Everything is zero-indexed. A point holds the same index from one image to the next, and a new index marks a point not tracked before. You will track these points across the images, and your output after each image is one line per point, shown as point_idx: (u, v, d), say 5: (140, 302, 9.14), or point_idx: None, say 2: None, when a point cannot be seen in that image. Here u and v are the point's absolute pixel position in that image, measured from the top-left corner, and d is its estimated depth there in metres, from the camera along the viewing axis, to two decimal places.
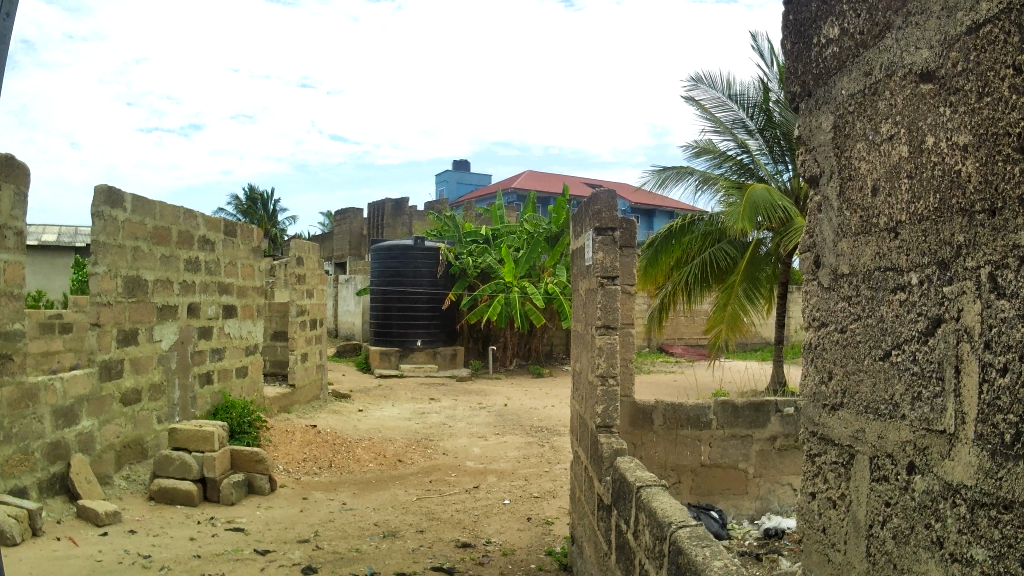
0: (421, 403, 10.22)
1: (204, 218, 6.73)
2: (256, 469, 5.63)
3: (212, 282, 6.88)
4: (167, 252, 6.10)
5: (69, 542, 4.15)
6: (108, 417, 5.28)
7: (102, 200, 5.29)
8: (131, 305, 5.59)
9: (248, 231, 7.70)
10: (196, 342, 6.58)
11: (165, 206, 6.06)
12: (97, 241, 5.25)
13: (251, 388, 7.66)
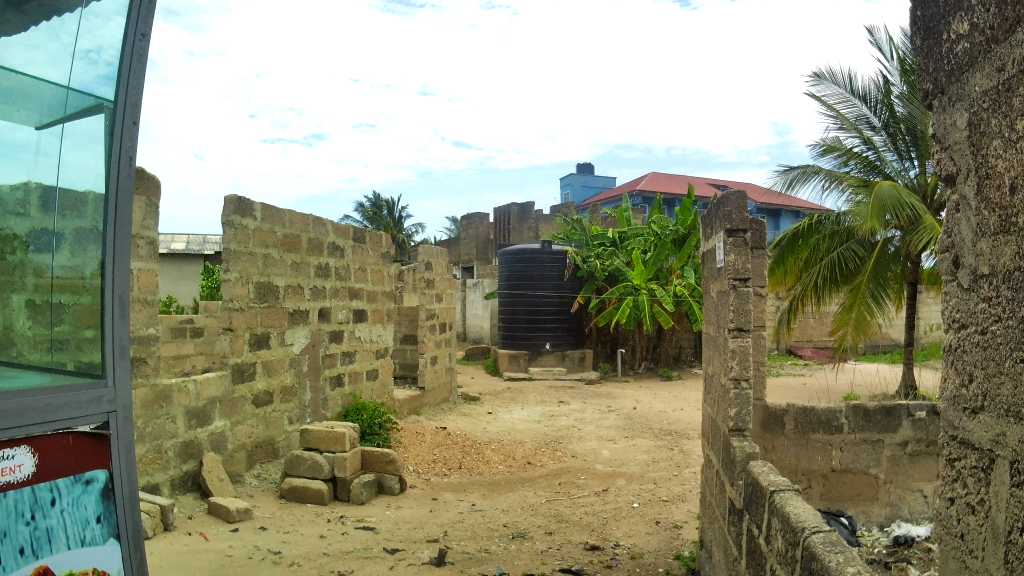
0: (551, 405, 10.25)
1: (334, 226, 6.92)
2: (387, 470, 5.75)
3: (342, 287, 7.07)
4: (297, 258, 6.30)
5: (200, 537, 4.33)
6: (240, 418, 5.48)
7: (232, 209, 5.48)
8: (263, 310, 5.79)
9: (377, 237, 7.88)
10: (327, 346, 6.77)
11: (295, 214, 6.25)
12: (228, 249, 5.45)
13: (382, 391, 7.83)
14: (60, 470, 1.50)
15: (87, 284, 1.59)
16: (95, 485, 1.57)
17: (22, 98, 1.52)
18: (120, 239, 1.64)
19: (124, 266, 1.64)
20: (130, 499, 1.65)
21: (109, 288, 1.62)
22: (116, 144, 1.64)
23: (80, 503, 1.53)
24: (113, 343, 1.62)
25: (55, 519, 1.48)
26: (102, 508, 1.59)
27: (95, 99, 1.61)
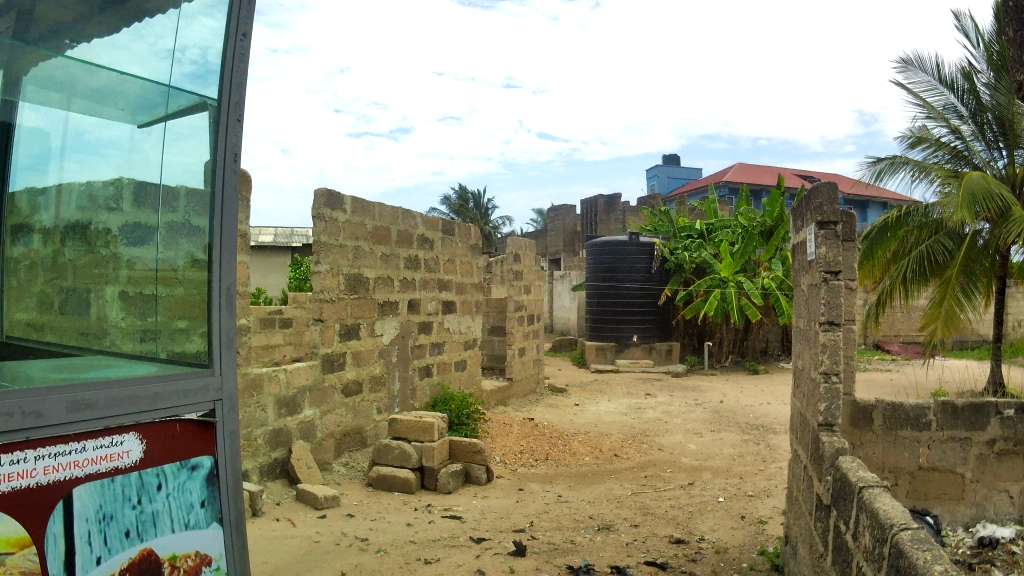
0: (637, 398, 10.22)
1: (423, 218, 7.00)
2: (474, 460, 5.81)
3: (432, 278, 7.15)
4: (387, 250, 6.40)
5: (288, 523, 4.46)
6: (330, 407, 5.61)
7: (323, 203, 5.58)
8: (353, 302, 5.91)
9: (466, 229, 7.94)
10: (416, 337, 6.86)
11: (385, 207, 6.34)
12: (319, 242, 5.57)
13: (470, 382, 7.90)
14: (168, 456, 1.77)
15: (181, 276, 1.89)
16: (200, 471, 1.84)
17: (114, 96, 1.88)
18: (227, 243, 1.94)
19: (230, 264, 1.95)
20: (233, 485, 1.91)
21: (215, 284, 1.92)
22: (221, 165, 1.93)
23: (184, 489, 1.80)
24: (220, 333, 1.92)
25: (161, 503, 1.74)
26: (206, 493, 1.85)
27: (201, 99, 1.92)
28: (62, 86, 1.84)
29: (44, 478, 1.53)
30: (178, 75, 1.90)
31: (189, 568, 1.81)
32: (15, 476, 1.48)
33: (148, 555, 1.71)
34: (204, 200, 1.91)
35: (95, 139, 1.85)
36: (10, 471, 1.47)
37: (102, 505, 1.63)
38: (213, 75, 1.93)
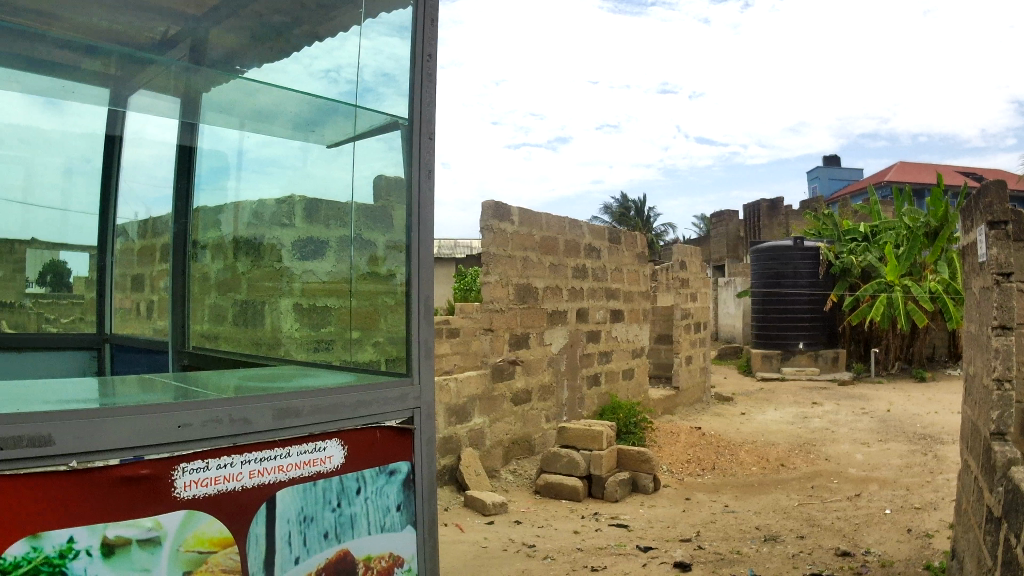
0: (803, 406, 10.00)
1: (590, 228, 7.06)
2: (642, 469, 5.83)
3: (600, 287, 7.20)
4: (555, 260, 6.47)
5: (456, 529, 4.60)
6: (500, 415, 5.75)
7: (491, 215, 5.70)
8: (523, 312, 6.02)
9: (632, 237, 7.96)
10: (585, 346, 6.94)
11: (552, 218, 6.43)
12: (488, 253, 5.70)
13: (638, 391, 7.92)
14: (367, 462, 1.89)
15: (352, 288, 2.02)
16: (397, 476, 1.95)
17: (277, 116, 2.05)
18: (423, 252, 2.04)
19: (426, 276, 2.04)
20: (429, 490, 2.03)
21: (413, 293, 2.03)
22: (412, 183, 2.04)
23: (382, 493, 1.92)
24: (418, 345, 2.03)
25: (360, 506, 1.87)
26: (403, 497, 1.97)
27: (390, 117, 2.04)
28: (226, 110, 2.04)
29: (250, 481, 1.66)
30: (334, 93, 2.02)
31: (383, 568, 1.93)
32: (219, 480, 1.61)
33: (343, 555, 1.84)
34: (395, 207, 2.04)
35: (256, 157, 2.11)
36: (216, 474, 1.61)
37: (303, 507, 1.75)
38: (369, 93, 2.04)
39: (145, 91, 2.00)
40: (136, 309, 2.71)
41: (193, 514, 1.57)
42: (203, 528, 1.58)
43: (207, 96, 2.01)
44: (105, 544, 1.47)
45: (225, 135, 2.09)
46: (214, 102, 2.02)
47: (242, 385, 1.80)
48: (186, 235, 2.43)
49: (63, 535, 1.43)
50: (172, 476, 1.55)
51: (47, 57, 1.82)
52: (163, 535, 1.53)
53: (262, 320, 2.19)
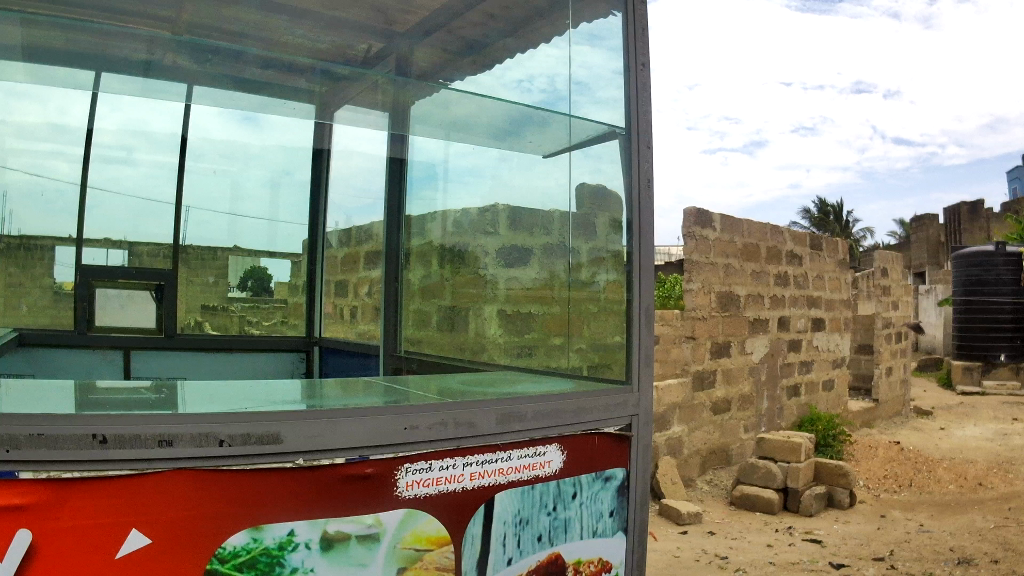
0: (1005, 423, 9.44)
1: (791, 234, 6.89)
2: (838, 483, 5.64)
3: (800, 295, 7.01)
4: (757, 267, 6.34)
5: (651, 536, 4.59)
6: (699, 424, 5.70)
7: (693, 222, 5.65)
8: (725, 320, 5.94)
9: (834, 243, 7.71)
10: (785, 355, 6.78)
11: (754, 223, 6.30)
12: (691, 260, 5.66)
13: (837, 402, 7.69)
14: (586, 467, 1.93)
15: (557, 295, 2.02)
16: (613, 482, 1.98)
17: (473, 126, 2.05)
18: (644, 261, 2.07)
19: (647, 285, 2.07)
20: (642, 497, 2.05)
21: (634, 301, 2.05)
22: (631, 197, 2.06)
23: (596, 498, 1.95)
24: (638, 353, 2.06)
25: (574, 510, 1.90)
26: (616, 503, 1.99)
27: (608, 127, 2.09)
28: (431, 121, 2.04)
29: (470, 483, 1.70)
30: (530, 101, 2.04)
31: (592, 572, 1.96)
32: (442, 480, 1.66)
33: (556, 558, 1.87)
34: (617, 223, 2.06)
35: (456, 168, 2.13)
36: (438, 475, 1.66)
37: (521, 509, 1.79)
38: (562, 101, 2.06)
39: (351, 106, 2.05)
40: (341, 315, 3.05)
41: (413, 513, 1.62)
42: (422, 527, 1.63)
43: (413, 108, 2.02)
44: (325, 538, 1.54)
45: (428, 147, 2.12)
46: (419, 114, 2.04)
47: (462, 390, 1.82)
48: (400, 245, 2.55)
49: (284, 528, 1.50)
50: (395, 475, 1.60)
51: (251, 76, 1.91)
52: (382, 532, 1.59)
53: (467, 325, 2.14)
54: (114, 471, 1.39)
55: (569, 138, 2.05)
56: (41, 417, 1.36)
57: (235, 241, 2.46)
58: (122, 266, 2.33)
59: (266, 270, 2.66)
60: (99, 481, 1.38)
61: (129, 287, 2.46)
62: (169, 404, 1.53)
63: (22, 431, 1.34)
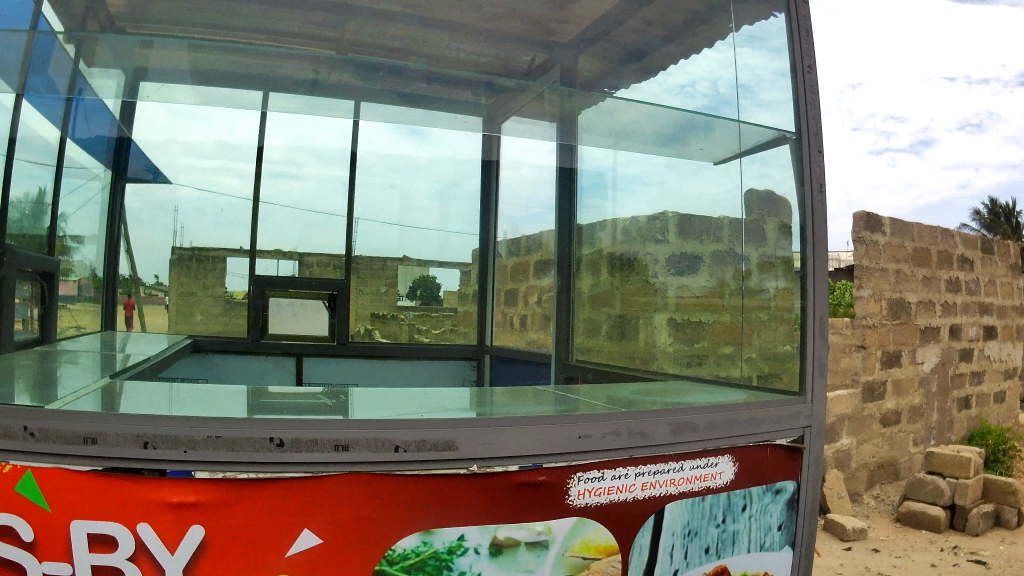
0: None
1: (964, 238, 6.60)
2: (1006, 502, 5.35)
3: (973, 302, 6.71)
4: (928, 273, 6.08)
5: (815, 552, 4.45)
6: (867, 436, 5.52)
7: (862, 226, 5.48)
8: (896, 328, 5.72)
9: (1008, 247, 7.35)
10: (957, 365, 6.49)
11: (925, 227, 6.05)
12: (861, 265, 5.48)
13: (1010, 414, 7.33)
14: (756, 479, 1.86)
15: (727, 304, 1.98)
16: (783, 495, 1.90)
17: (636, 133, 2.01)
18: (818, 267, 1.96)
19: (822, 291, 1.96)
20: (814, 509, 1.97)
21: (808, 308, 1.95)
22: (803, 203, 1.97)
23: (766, 510, 1.88)
24: (811, 361, 1.97)
25: (742, 523, 1.84)
26: (786, 517, 1.92)
27: (779, 131, 2.00)
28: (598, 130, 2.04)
29: (641, 493, 1.67)
30: (693, 107, 1.96)
31: None
32: (614, 490, 1.63)
33: (721, 571, 1.83)
34: (787, 228, 1.98)
35: (624, 174, 2.10)
36: (610, 484, 1.62)
37: (689, 521, 1.74)
38: (726, 105, 1.98)
39: (518, 120, 2.11)
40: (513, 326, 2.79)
41: (582, 522, 1.58)
42: (591, 535, 1.59)
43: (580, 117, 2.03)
44: (495, 544, 1.51)
45: (595, 156, 2.11)
46: (588, 124, 2.05)
47: (635, 399, 1.79)
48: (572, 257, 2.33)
49: (453, 533, 1.48)
50: (568, 483, 1.57)
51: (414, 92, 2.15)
52: (551, 539, 1.55)
53: (638, 334, 2.13)
54: (288, 473, 1.43)
55: (735, 144, 1.97)
56: (221, 420, 1.43)
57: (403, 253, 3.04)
58: (297, 275, 3.18)
59: (435, 279, 3.00)
60: (274, 482, 1.42)
61: (301, 296, 3.25)
62: (340, 411, 1.55)
63: (201, 433, 1.41)
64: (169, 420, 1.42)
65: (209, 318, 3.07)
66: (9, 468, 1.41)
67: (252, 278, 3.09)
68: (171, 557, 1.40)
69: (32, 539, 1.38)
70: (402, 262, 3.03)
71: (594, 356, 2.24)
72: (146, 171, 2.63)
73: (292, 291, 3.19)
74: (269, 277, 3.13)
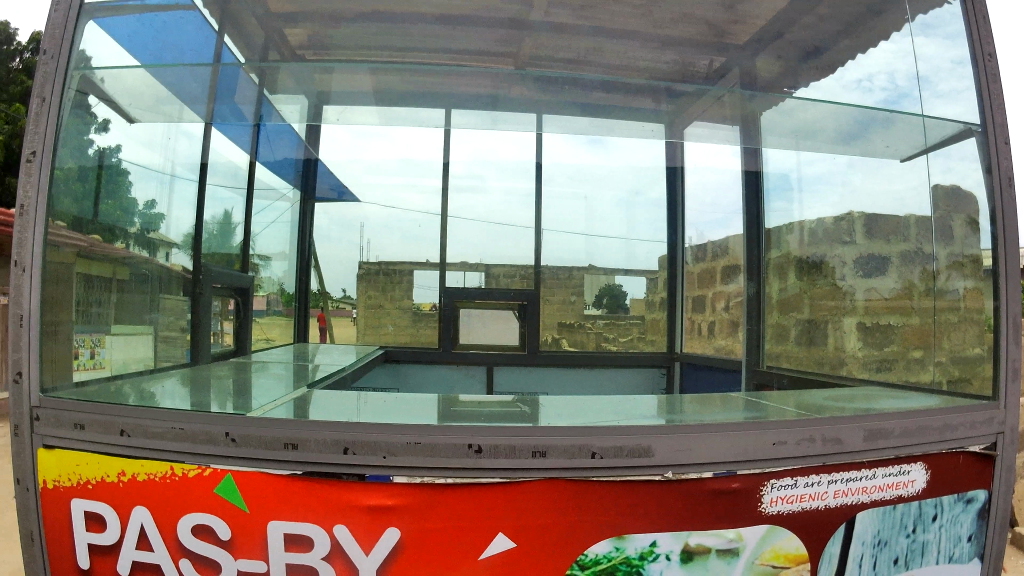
0: None
1: None
2: None
3: None
4: None
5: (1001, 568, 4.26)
6: None
7: None
8: None
9: None
10: None
11: None
12: None
13: None
14: (947, 488, 1.76)
15: (915, 305, 1.92)
16: (975, 504, 1.79)
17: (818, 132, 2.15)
18: (1011, 265, 1.81)
19: (1014, 288, 1.80)
20: (1002, 521, 1.85)
21: (1002, 311, 1.82)
22: (991, 192, 1.85)
23: (956, 520, 1.77)
24: (1004, 364, 1.84)
25: (932, 533, 1.74)
26: (976, 528, 1.81)
27: (964, 125, 1.88)
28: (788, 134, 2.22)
29: (834, 501, 1.61)
30: (871, 102, 1.92)
31: None
32: (806, 497, 1.58)
33: None
34: (976, 223, 1.86)
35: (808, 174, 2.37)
36: (803, 491, 1.57)
37: (880, 530, 1.67)
38: (906, 98, 1.89)
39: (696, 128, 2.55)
40: (700, 329, 4.34)
41: (773, 529, 1.54)
42: (781, 543, 1.55)
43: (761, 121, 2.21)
44: (686, 550, 1.49)
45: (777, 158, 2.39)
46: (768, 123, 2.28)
47: (825, 405, 1.76)
48: (762, 257, 3.08)
49: (646, 539, 1.47)
50: (760, 491, 1.54)
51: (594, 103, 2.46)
52: (742, 547, 1.52)
53: (827, 339, 2.33)
54: (486, 478, 1.45)
55: (919, 140, 1.88)
56: (417, 427, 1.47)
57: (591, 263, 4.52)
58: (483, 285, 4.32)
59: (621, 286, 4.52)
60: (473, 487, 1.45)
61: (492, 308, 4.46)
62: (531, 420, 1.57)
63: (400, 440, 1.46)
64: (368, 428, 1.47)
65: (401, 327, 4.44)
66: (209, 472, 1.49)
67: (443, 291, 4.25)
68: (366, 556, 1.45)
69: (229, 538, 1.47)
70: (588, 272, 4.53)
71: (784, 363, 2.62)
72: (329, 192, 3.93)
73: (478, 302, 4.38)
74: (460, 289, 4.28)
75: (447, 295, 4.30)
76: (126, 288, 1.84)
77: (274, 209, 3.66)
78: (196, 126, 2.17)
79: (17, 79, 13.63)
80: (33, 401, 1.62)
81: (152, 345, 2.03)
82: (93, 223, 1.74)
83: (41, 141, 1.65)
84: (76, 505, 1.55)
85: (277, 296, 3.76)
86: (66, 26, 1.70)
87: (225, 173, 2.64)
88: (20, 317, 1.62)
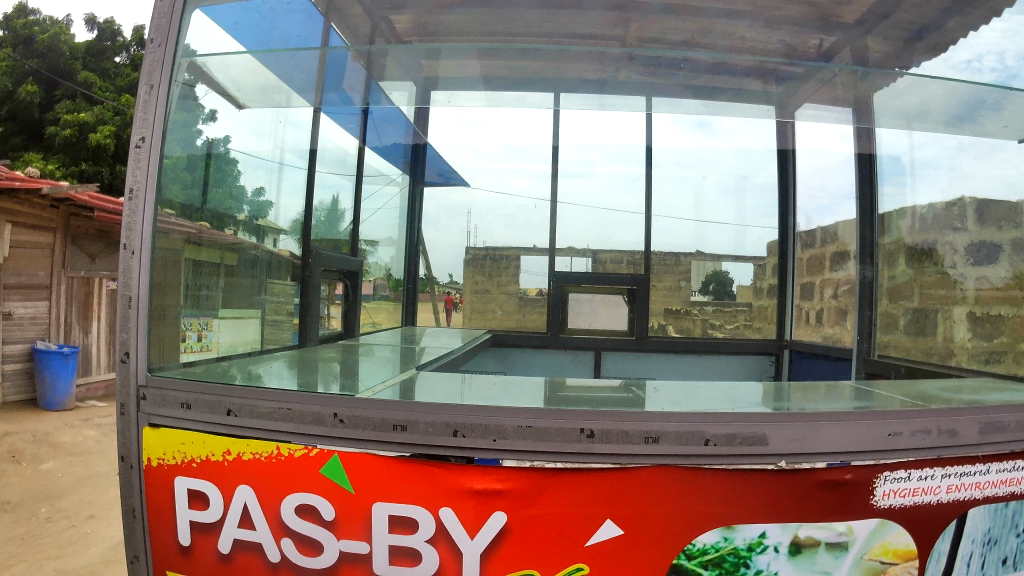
0: None
1: None
2: None
3: None
4: None
5: None
6: None
7: None
8: None
9: None
10: None
11: None
12: None
13: None
14: None
15: None
16: None
17: (930, 112, 2.13)
18: None
19: None
20: None
21: None
22: None
23: None
24: None
25: None
26: None
27: None
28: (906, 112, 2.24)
29: (946, 495, 1.54)
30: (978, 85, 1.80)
31: None
32: (919, 492, 1.51)
33: None
34: None
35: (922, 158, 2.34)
36: (916, 485, 1.51)
37: (990, 528, 1.59)
38: (1016, 79, 1.76)
39: (809, 107, 2.74)
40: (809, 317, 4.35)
41: (885, 524, 1.49)
42: (891, 539, 1.50)
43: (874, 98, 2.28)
44: (795, 543, 1.46)
45: (893, 141, 2.47)
46: (878, 101, 2.28)
47: (936, 396, 1.71)
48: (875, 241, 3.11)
49: (755, 530, 1.45)
50: (873, 483, 1.49)
51: (700, 83, 2.45)
52: (852, 541, 1.48)
53: (936, 327, 2.30)
54: (595, 463, 1.44)
55: None
56: (528, 410, 1.47)
57: (698, 248, 4.35)
58: (590, 270, 4.54)
59: (727, 273, 4.33)
60: (581, 473, 1.44)
61: (599, 293, 4.58)
62: (638, 405, 1.55)
63: (510, 423, 1.46)
64: (478, 411, 1.47)
65: (508, 312, 4.69)
66: (315, 452, 1.51)
67: (553, 275, 4.56)
68: (470, 540, 1.45)
69: (332, 518, 1.49)
70: (696, 258, 4.36)
71: (900, 354, 2.62)
72: (437, 176, 4.41)
73: (589, 287, 4.57)
74: (567, 274, 4.56)
75: (555, 279, 4.58)
76: (233, 272, 1.90)
77: (381, 196, 3.72)
78: (304, 111, 2.27)
79: (122, 72, 14.03)
80: (140, 381, 1.63)
81: (259, 329, 2.06)
82: (200, 209, 1.76)
83: (149, 126, 1.65)
84: (180, 483, 1.58)
85: (382, 281, 3.81)
86: (173, 14, 1.69)
87: (332, 159, 2.77)
88: (130, 298, 1.62)
